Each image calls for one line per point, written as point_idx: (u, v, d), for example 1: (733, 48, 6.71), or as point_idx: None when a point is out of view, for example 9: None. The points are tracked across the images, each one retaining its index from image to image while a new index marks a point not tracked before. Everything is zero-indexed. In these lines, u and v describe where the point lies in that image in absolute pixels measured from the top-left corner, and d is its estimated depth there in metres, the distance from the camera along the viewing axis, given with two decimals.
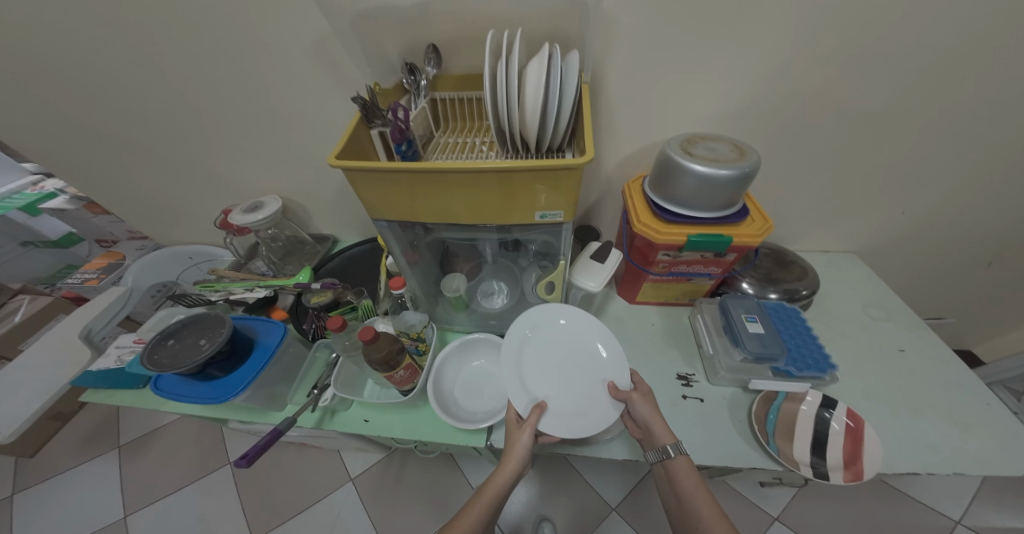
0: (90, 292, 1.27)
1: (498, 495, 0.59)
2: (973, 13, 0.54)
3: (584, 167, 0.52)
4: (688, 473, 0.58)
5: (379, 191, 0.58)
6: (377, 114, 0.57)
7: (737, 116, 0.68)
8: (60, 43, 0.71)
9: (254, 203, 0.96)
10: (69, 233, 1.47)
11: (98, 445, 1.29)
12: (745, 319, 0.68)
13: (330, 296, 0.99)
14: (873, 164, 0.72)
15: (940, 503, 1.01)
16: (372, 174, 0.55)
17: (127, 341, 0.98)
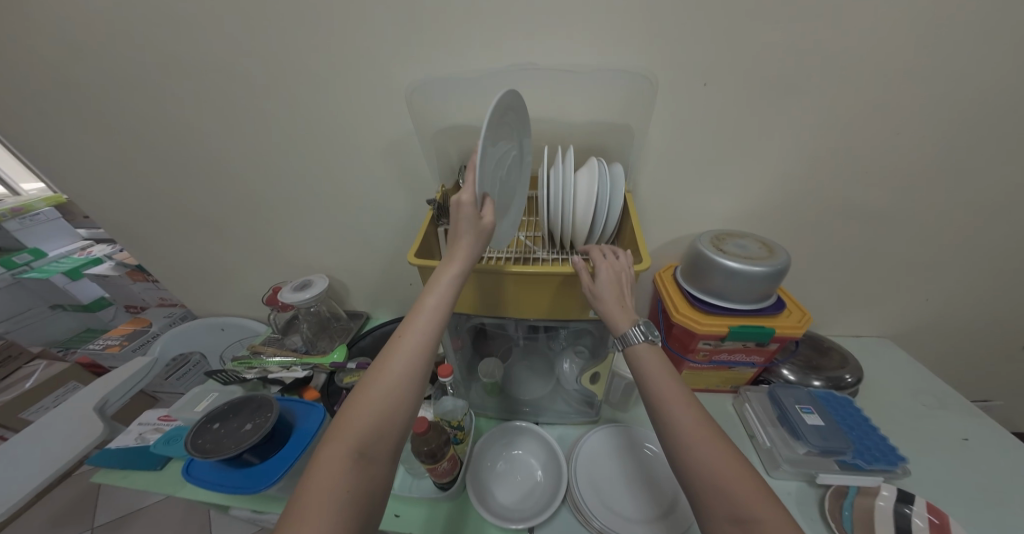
0: (106, 358, 1.27)
1: (444, 307, 0.54)
2: (973, 136, 0.62)
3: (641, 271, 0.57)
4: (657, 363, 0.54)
5: None
6: (446, 214, 0.65)
7: (761, 213, 0.75)
8: (166, 144, 0.83)
9: (303, 281, 1.00)
10: (100, 296, 1.47)
11: (74, 526, 1.19)
12: (801, 410, 0.68)
13: (362, 375, 1.01)
14: (895, 254, 0.77)
15: None
16: None
17: (150, 419, 0.99)
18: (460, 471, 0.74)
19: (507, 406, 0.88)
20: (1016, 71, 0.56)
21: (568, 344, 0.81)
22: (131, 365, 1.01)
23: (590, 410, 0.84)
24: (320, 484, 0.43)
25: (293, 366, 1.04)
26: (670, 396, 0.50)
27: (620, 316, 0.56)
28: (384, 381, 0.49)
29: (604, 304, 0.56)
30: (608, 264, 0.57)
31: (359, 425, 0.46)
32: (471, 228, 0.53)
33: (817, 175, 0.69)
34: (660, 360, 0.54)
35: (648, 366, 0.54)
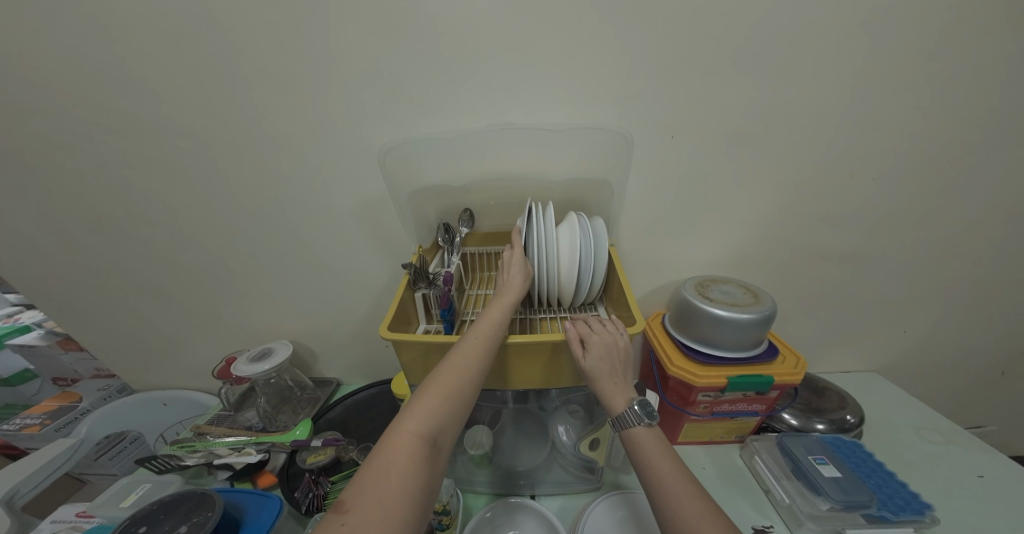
0: (23, 441, 1.03)
1: (503, 321, 0.53)
2: (919, 182, 0.67)
3: (634, 335, 0.55)
4: (650, 446, 0.51)
5: (419, 358, 0.57)
6: (424, 278, 0.61)
7: (742, 258, 0.76)
8: (110, 205, 0.76)
9: (262, 349, 0.90)
10: (24, 369, 1.15)
11: None
12: (815, 461, 0.65)
13: (330, 454, 0.90)
14: (869, 292, 0.79)
15: None
16: (419, 344, 0.55)
17: (67, 515, 0.80)
18: None
19: (500, 476, 0.78)
20: (945, 127, 0.62)
21: (560, 406, 0.74)
22: (52, 447, 0.88)
23: (591, 476, 0.76)
24: (392, 468, 0.43)
25: (246, 448, 0.90)
26: (670, 481, 0.47)
27: (617, 395, 0.53)
28: (449, 377, 0.49)
29: (599, 382, 0.54)
30: (605, 340, 0.54)
31: (426, 416, 0.47)
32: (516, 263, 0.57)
33: (789, 220, 0.71)
34: (660, 441, 0.51)
35: (646, 449, 0.50)
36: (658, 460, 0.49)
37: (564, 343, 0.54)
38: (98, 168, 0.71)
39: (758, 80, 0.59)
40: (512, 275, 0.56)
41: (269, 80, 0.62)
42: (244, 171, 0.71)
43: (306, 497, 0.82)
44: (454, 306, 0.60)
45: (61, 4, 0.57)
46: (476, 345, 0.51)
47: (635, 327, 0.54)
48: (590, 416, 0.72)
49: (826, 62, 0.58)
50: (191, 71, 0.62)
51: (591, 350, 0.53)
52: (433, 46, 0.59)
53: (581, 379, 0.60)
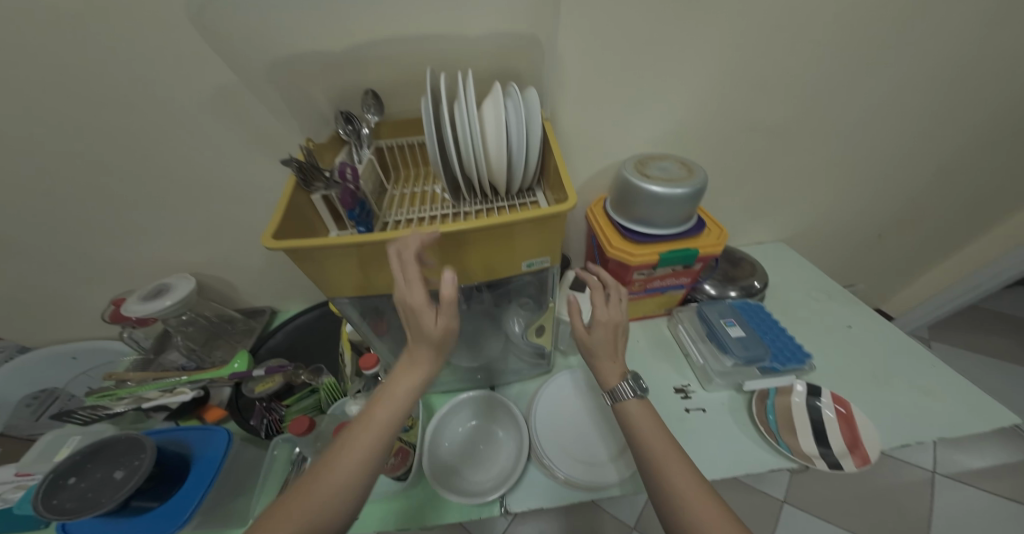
0: None
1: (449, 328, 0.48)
2: (844, 44, 0.65)
3: (567, 213, 0.48)
4: (638, 415, 0.51)
5: (328, 269, 0.49)
6: (321, 176, 0.52)
7: (675, 133, 0.73)
8: None
9: (157, 286, 0.81)
10: None
11: None
12: (725, 323, 0.73)
13: (278, 381, 0.86)
14: (787, 165, 0.82)
15: (914, 455, 1.18)
16: (319, 253, 0.46)
17: (6, 477, 0.75)
18: (413, 459, 0.67)
19: (460, 376, 0.81)
20: None
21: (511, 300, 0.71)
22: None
23: (542, 361, 0.81)
24: (321, 484, 0.43)
25: (178, 388, 0.83)
26: (651, 444, 0.49)
27: (611, 373, 0.55)
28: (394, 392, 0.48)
29: (593, 360, 0.56)
30: (606, 322, 0.56)
31: (365, 433, 0.46)
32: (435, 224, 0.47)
33: (719, 92, 0.69)
34: (652, 414, 0.51)
35: (638, 426, 0.51)
36: (642, 427, 0.50)
37: (487, 228, 0.47)
38: None
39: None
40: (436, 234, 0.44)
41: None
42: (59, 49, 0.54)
43: (263, 423, 0.82)
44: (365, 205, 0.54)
45: None
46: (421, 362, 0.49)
47: (564, 205, 0.46)
48: (534, 305, 0.71)
49: None
50: None
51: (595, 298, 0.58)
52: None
53: (518, 270, 0.55)
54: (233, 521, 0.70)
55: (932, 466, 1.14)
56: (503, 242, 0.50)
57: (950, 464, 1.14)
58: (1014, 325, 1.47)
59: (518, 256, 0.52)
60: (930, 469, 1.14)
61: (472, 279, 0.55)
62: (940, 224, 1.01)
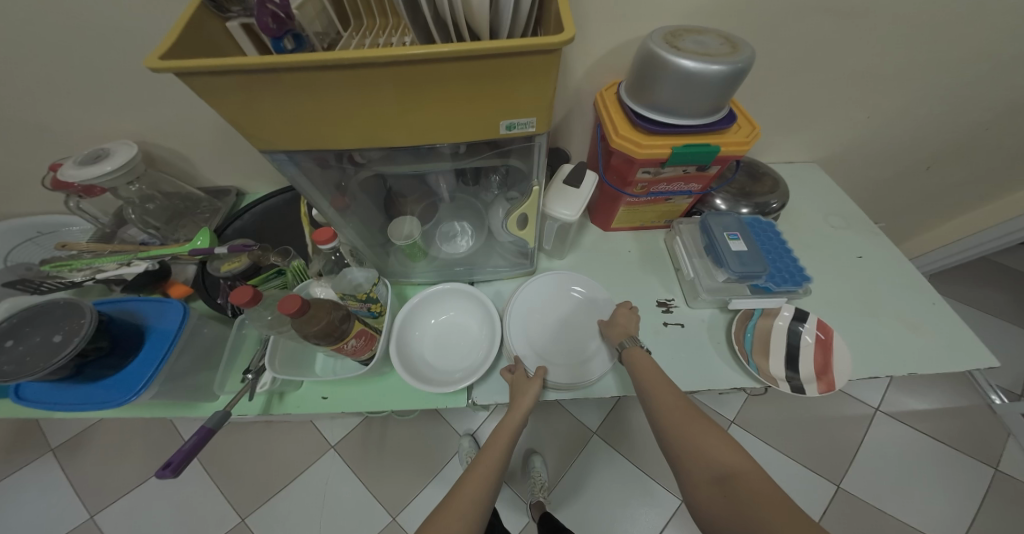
0: None
1: (513, 433, 0.56)
2: None
3: (562, 50, 0.38)
4: (648, 367, 0.56)
5: (263, 106, 0.41)
6: (235, 1, 0.44)
7: (721, 1, 0.59)
8: None
9: (95, 151, 0.71)
10: None
11: (23, 454, 1.14)
12: (727, 237, 0.65)
13: (245, 260, 0.80)
14: (840, 69, 0.70)
15: (864, 393, 1.24)
16: (245, 78, 0.38)
17: None
18: (378, 345, 0.65)
19: (436, 269, 0.76)
20: None
21: (500, 192, 0.65)
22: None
23: (525, 261, 0.76)
24: None
25: (133, 261, 0.76)
26: (660, 392, 0.53)
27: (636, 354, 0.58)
28: (480, 473, 0.52)
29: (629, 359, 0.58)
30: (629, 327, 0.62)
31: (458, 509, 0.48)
32: (518, 387, 0.60)
33: None
34: (654, 365, 0.56)
35: (645, 374, 0.55)
36: (662, 393, 0.53)
37: (458, 59, 0.37)
38: None
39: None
40: (524, 398, 0.58)
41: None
42: None
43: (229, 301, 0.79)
44: (300, 40, 0.43)
45: None
46: (495, 449, 0.54)
47: (560, 38, 0.37)
48: (514, 194, 0.64)
49: None
50: None
51: (626, 314, 0.64)
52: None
53: (498, 133, 0.46)
54: (199, 394, 0.71)
55: (878, 404, 1.20)
56: (483, 87, 0.41)
57: (899, 404, 1.21)
58: (1013, 279, 1.46)
59: (498, 111, 0.44)
60: (874, 406, 1.20)
61: (441, 138, 0.46)
62: (991, 161, 0.91)
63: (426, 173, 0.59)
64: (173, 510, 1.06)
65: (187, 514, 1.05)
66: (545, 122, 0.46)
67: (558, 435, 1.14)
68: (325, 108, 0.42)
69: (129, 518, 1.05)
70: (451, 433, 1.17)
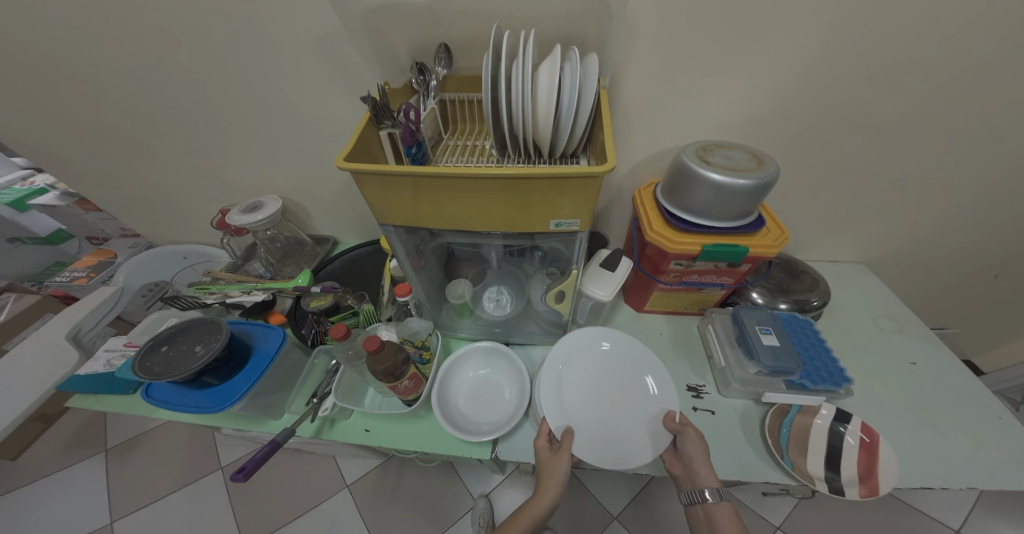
0: (81, 290, 1.34)
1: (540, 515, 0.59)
2: (979, 39, 0.56)
3: (604, 175, 0.49)
4: (727, 519, 0.57)
5: (385, 196, 0.55)
6: (387, 115, 0.56)
7: (754, 121, 0.68)
8: (64, 33, 0.70)
9: (253, 202, 0.94)
10: (58, 229, 1.47)
11: (87, 447, 1.33)
12: (759, 331, 0.68)
13: (330, 300, 0.98)
14: (881, 177, 0.74)
15: (942, 513, 1.05)
16: (382, 178, 0.52)
17: (116, 346, 0.96)
18: (424, 389, 0.74)
19: (479, 327, 0.86)
20: None
21: (540, 267, 0.75)
22: (97, 294, 1.02)
23: (559, 331, 0.83)
24: None
25: (253, 290, 0.97)
26: None
27: (708, 476, 0.58)
28: None
29: (694, 462, 0.59)
30: (695, 436, 0.61)
31: None
32: (547, 461, 0.61)
33: (813, 81, 0.62)
34: (728, 512, 0.58)
35: (717, 517, 0.57)
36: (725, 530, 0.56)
37: (524, 177, 0.50)
38: None
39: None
40: (555, 479, 0.59)
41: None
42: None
43: (311, 332, 0.95)
44: (422, 145, 0.58)
45: None
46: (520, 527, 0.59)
47: (603, 167, 0.48)
48: (554, 269, 0.73)
49: None
50: None
51: (697, 435, 0.61)
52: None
53: (549, 226, 0.57)
54: (270, 413, 0.83)
55: (959, 525, 1.01)
56: (542, 196, 0.52)
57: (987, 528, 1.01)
58: None
59: (550, 213, 0.55)
60: (955, 528, 1.02)
61: (503, 227, 0.58)
62: None
63: (481, 246, 0.70)
64: (187, 525, 1.15)
65: (209, 528, 1.15)
66: (585, 222, 0.56)
67: (572, 512, 1.10)
68: (427, 200, 0.55)
69: (156, 525, 1.16)
70: (464, 492, 1.18)
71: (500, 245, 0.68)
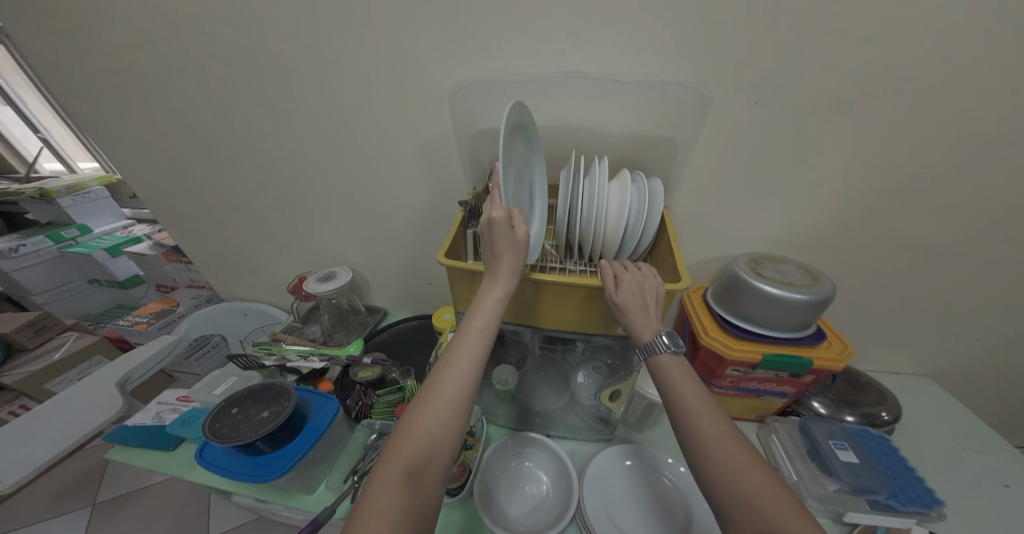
0: (134, 334, 1.36)
1: (489, 331, 0.54)
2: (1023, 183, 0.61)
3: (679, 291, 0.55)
4: (677, 373, 0.53)
5: (465, 289, 0.62)
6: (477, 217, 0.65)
7: (804, 234, 0.73)
8: (217, 133, 0.87)
9: (327, 272, 1.04)
10: (135, 275, 1.58)
11: (77, 499, 1.29)
12: (834, 446, 0.66)
13: (377, 372, 1.00)
14: (939, 292, 0.75)
15: None
16: (470, 275, 0.59)
17: (169, 398, 1.01)
18: (467, 477, 0.72)
19: (518, 415, 0.86)
20: None
21: (585, 359, 0.78)
22: (155, 344, 1.04)
23: (604, 427, 0.82)
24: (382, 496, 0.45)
25: (310, 356, 1.04)
26: (696, 410, 0.49)
27: (644, 326, 0.53)
28: (444, 389, 0.51)
29: (628, 316, 0.54)
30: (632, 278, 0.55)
31: (416, 441, 0.48)
32: (512, 245, 0.53)
33: (861, 205, 0.68)
34: (685, 370, 0.53)
35: (670, 376, 0.53)
36: (682, 387, 0.51)
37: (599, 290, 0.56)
38: (212, 101, 0.82)
39: (878, 31, 0.54)
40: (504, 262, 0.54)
41: (359, 14, 0.66)
42: (328, 117, 0.79)
43: (356, 404, 0.94)
44: None
45: None
46: (467, 360, 0.52)
47: (591, 280, 0.55)
48: (601, 363, 0.77)
49: (936, 43, 0.53)
50: (292, 15, 0.68)
51: (630, 277, 0.55)
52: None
53: (613, 328, 0.61)
54: (304, 487, 0.81)
55: None
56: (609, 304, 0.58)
57: None
58: None
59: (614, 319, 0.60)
60: None
61: (568, 328, 0.62)
62: None
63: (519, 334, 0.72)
64: None
65: None
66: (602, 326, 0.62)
67: None
68: None
69: None
70: None
71: (539, 336, 0.69)
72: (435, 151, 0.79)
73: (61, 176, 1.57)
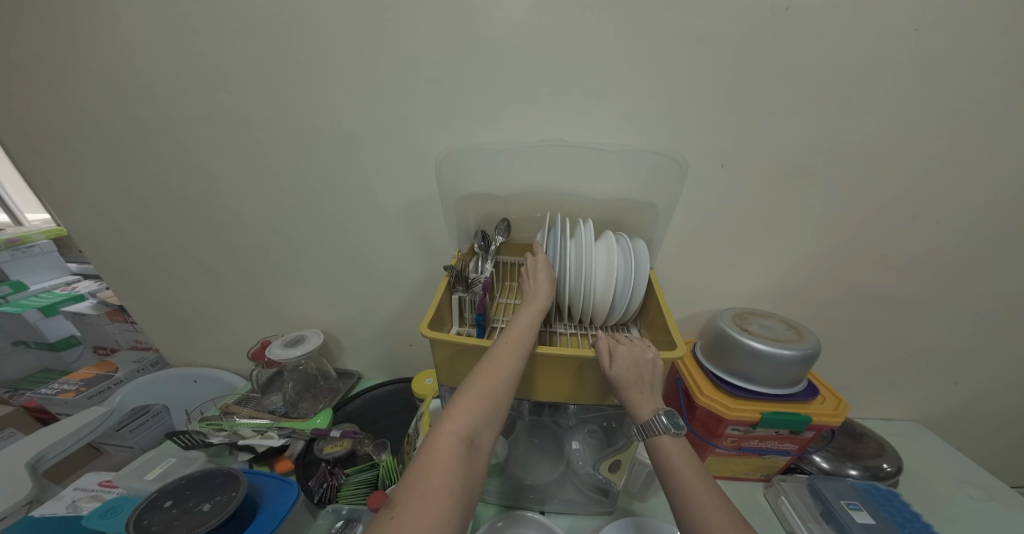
0: (58, 405, 1.18)
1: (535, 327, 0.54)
2: (967, 242, 0.67)
3: (676, 359, 0.53)
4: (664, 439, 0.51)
5: (449, 360, 0.57)
6: (462, 282, 0.62)
7: (784, 285, 0.75)
8: (186, 191, 0.83)
9: (296, 336, 0.96)
10: (70, 335, 1.41)
11: None
12: (847, 506, 0.63)
13: (346, 446, 0.89)
14: (912, 341, 0.78)
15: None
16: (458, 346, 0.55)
17: (88, 484, 0.83)
18: None
19: (510, 488, 0.77)
20: (991, 196, 0.63)
21: (579, 424, 0.72)
22: (82, 416, 0.92)
23: (605, 499, 0.75)
24: (435, 469, 0.44)
25: (268, 432, 0.90)
26: (684, 473, 0.48)
27: (643, 404, 0.51)
28: (496, 373, 0.50)
29: (625, 391, 0.52)
30: (630, 351, 0.53)
31: (465, 419, 0.47)
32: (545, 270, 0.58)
33: (833, 257, 0.71)
34: (684, 450, 0.50)
35: (669, 458, 0.50)
36: (681, 470, 0.48)
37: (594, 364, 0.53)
38: (184, 159, 0.79)
39: (827, 111, 0.60)
40: (540, 285, 0.57)
41: (350, 84, 0.67)
42: (309, 177, 0.77)
43: (320, 486, 0.81)
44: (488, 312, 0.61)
45: (187, 23, 0.66)
46: (513, 351, 0.51)
47: (587, 352, 0.53)
48: (597, 428, 0.72)
49: (875, 122, 0.60)
50: (279, 83, 0.69)
51: (627, 352, 0.53)
52: (515, 57, 0.62)
53: (607, 398, 0.58)
54: None
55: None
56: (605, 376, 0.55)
57: None
58: None
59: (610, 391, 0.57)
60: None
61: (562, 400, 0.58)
62: None
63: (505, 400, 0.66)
64: None
65: None
66: (593, 398, 0.58)
67: None
68: None
69: None
70: None
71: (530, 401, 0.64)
72: (419, 210, 0.78)
73: (4, 228, 1.43)
